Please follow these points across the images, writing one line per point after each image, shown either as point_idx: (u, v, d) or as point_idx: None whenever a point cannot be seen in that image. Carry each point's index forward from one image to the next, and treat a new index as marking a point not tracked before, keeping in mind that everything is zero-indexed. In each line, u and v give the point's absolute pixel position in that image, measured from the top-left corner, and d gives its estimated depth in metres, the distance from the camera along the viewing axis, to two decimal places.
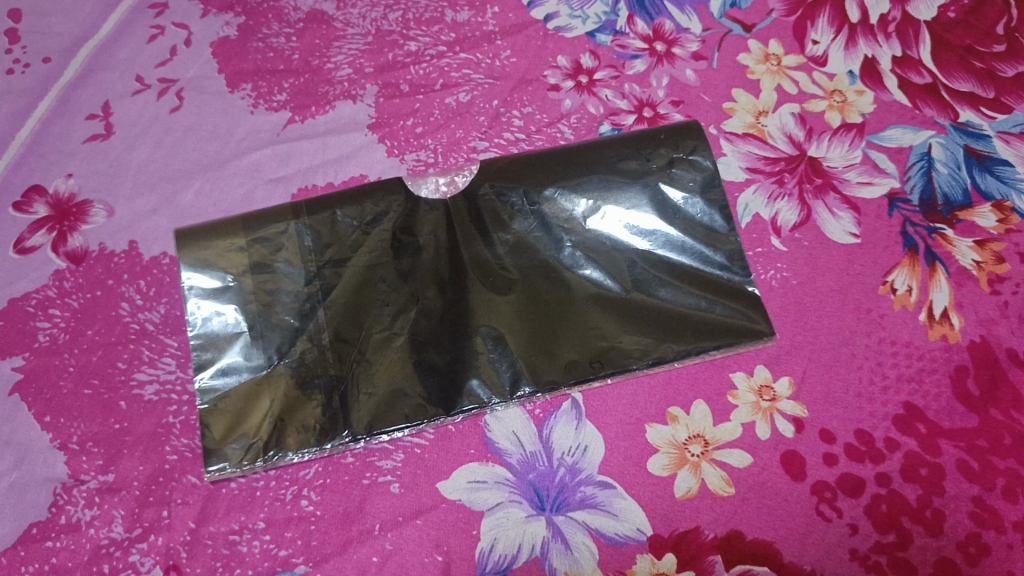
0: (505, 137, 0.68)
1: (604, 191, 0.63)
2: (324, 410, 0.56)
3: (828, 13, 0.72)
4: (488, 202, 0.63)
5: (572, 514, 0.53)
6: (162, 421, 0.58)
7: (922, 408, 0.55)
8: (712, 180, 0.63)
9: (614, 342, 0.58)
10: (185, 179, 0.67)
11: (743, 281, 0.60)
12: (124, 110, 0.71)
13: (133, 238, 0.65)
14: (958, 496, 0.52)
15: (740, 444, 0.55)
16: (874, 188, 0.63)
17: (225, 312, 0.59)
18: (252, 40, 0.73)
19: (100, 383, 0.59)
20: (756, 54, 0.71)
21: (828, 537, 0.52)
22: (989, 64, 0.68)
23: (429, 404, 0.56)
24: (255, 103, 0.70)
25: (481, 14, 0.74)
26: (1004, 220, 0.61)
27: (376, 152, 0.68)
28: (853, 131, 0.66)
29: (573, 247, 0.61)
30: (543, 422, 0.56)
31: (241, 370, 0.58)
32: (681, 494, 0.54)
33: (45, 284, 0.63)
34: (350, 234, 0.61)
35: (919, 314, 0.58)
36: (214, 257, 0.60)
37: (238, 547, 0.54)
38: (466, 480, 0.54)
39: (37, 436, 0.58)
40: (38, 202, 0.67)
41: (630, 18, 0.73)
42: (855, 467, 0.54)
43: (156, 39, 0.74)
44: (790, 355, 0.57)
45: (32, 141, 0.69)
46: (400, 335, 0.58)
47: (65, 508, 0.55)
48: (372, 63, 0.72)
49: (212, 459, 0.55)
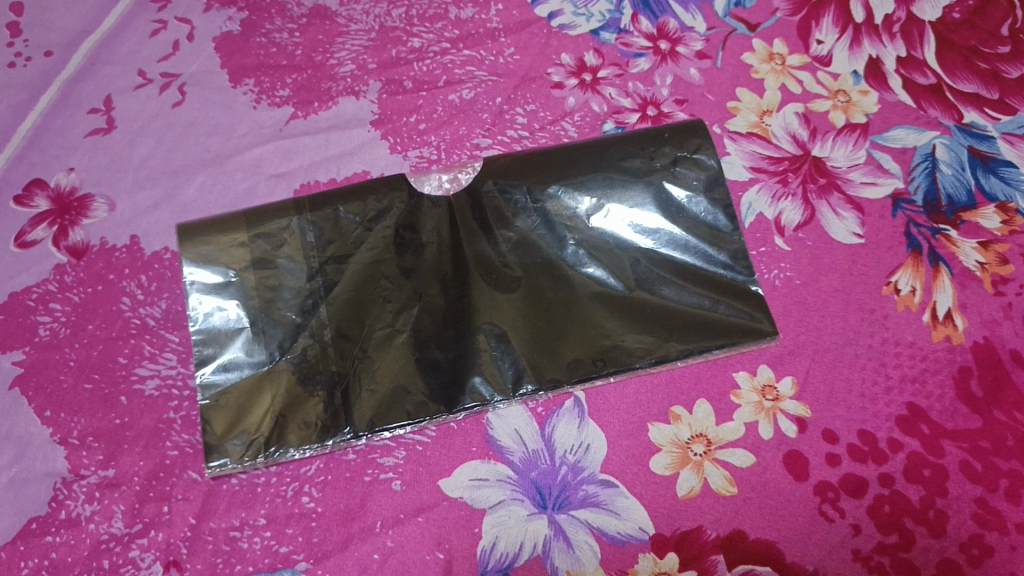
0: (509, 134, 0.68)
1: (607, 189, 0.63)
2: (326, 406, 0.56)
3: (833, 13, 0.72)
4: (491, 200, 0.63)
5: (574, 512, 0.53)
6: (163, 417, 0.57)
7: (925, 409, 0.55)
8: (716, 179, 0.63)
9: (617, 341, 0.58)
10: (187, 174, 0.67)
11: (747, 280, 0.60)
12: (125, 104, 0.70)
13: (134, 233, 0.64)
14: (961, 497, 0.52)
15: (742, 443, 0.55)
16: (878, 188, 0.63)
17: (227, 308, 0.59)
18: (255, 35, 0.73)
19: (101, 377, 0.59)
20: (761, 53, 0.71)
21: (830, 537, 0.52)
22: (993, 65, 0.68)
23: (431, 401, 0.56)
24: (258, 98, 0.70)
25: (485, 10, 0.74)
26: (1008, 221, 0.61)
27: (379, 149, 0.67)
28: (857, 131, 0.66)
29: (576, 245, 0.61)
30: (546, 420, 0.56)
31: (242, 366, 0.57)
32: (683, 493, 0.54)
33: (46, 278, 0.63)
34: (353, 231, 0.61)
35: (922, 315, 0.58)
36: (216, 252, 0.60)
37: (239, 544, 0.54)
38: (468, 478, 0.54)
39: (37, 431, 0.57)
40: (39, 196, 0.67)
41: (635, 17, 0.73)
42: (858, 467, 0.54)
43: (158, 33, 0.73)
44: (793, 355, 0.57)
45: (33, 135, 0.69)
46: (402, 332, 0.58)
47: (65, 503, 0.55)
48: (375, 59, 0.72)
49: (213, 455, 0.55)
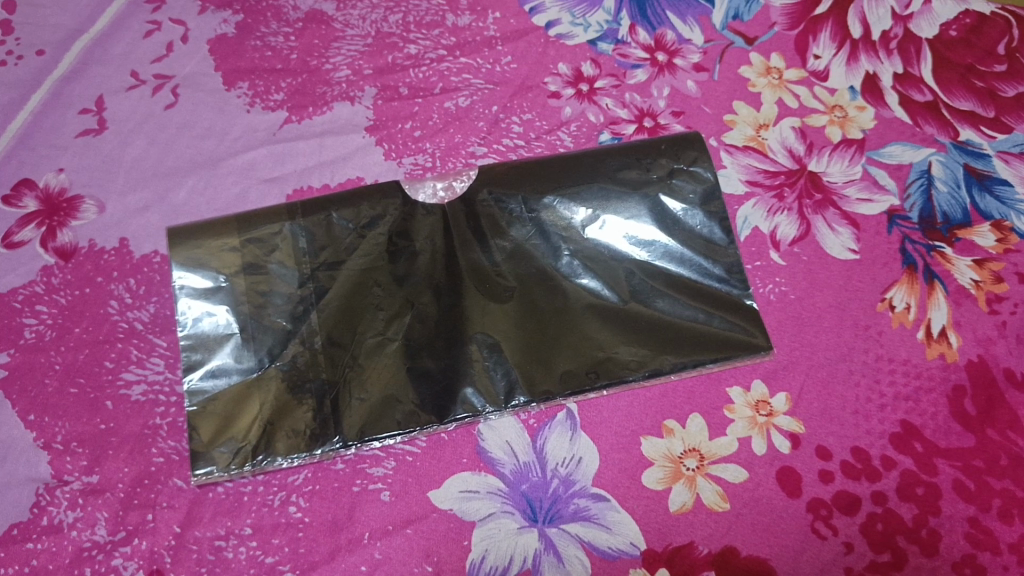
0: (504, 143, 0.67)
1: (604, 200, 0.63)
2: (315, 415, 0.55)
3: (830, 28, 0.72)
4: (486, 208, 0.62)
5: (565, 526, 0.53)
6: (149, 422, 0.57)
7: (919, 426, 0.55)
8: (713, 192, 0.63)
9: (610, 353, 0.57)
10: (178, 176, 0.66)
11: (742, 294, 0.60)
12: (118, 105, 0.70)
13: (124, 235, 0.63)
14: (954, 516, 0.52)
15: (735, 459, 0.54)
16: (874, 205, 0.63)
17: (216, 313, 0.58)
18: (250, 38, 0.72)
19: (86, 381, 0.58)
20: (758, 66, 0.71)
21: (823, 554, 0.52)
22: (989, 83, 0.69)
23: (422, 411, 0.55)
24: (252, 102, 0.70)
25: (482, 18, 0.74)
26: (1002, 239, 0.61)
27: (373, 154, 0.67)
28: (853, 147, 0.66)
29: (571, 256, 0.61)
30: (538, 432, 0.56)
31: (230, 372, 0.57)
32: (676, 508, 0.53)
33: (33, 279, 0.62)
34: (346, 237, 0.61)
35: (917, 332, 0.58)
36: (207, 257, 0.59)
37: (223, 553, 0.53)
38: (458, 490, 0.54)
39: (19, 435, 0.56)
40: (27, 196, 0.66)
41: (632, 28, 0.73)
42: (851, 484, 0.53)
43: (152, 35, 0.73)
44: (786, 370, 0.57)
45: (23, 134, 0.68)
46: (395, 340, 0.58)
47: (47, 509, 0.54)
48: (371, 65, 0.71)
49: (200, 462, 0.54)
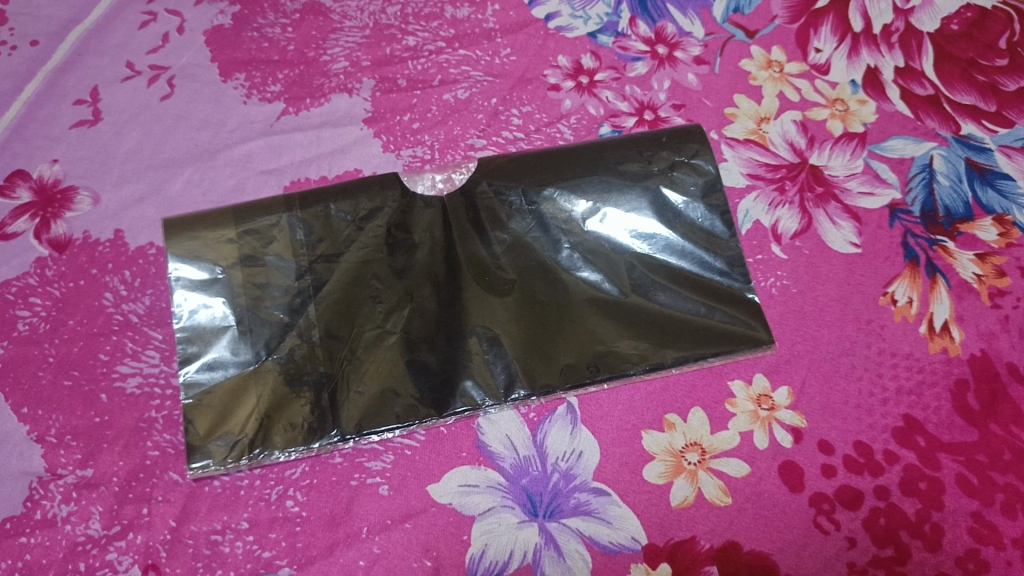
0: (504, 135, 0.67)
1: (604, 192, 0.62)
2: (313, 408, 0.55)
3: (831, 21, 0.72)
4: (486, 201, 0.62)
5: (566, 521, 0.52)
6: (144, 415, 0.56)
7: (922, 421, 0.54)
8: (714, 185, 0.63)
9: (611, 347, 0.57)
10: (174, 168, 0.66)
11: (743, 287, 0.59)
12: (113, 96, 0.69)
13: (119, 227, 0.63)
14: (958, 511, 0.52)
15: (737, 453, 0.54)
16: (876, 199, 0.63)
17: (213, 305, 0.57)
18: (247, 29, 0.71)
19: (80, 374, 0.57)
20: (759, 60, 0.70)
21: (826, 549, 0.51)
22: (991, 77, 0.68)
23: (421, 404, 0.55)
24: (248, 93, 0.69)
25: (481, 10, 0.73)
26: (1005, 233, 0.61)
27: (371, 146, 0.66)
28: (854, 141, 0.66)
29: (571, 249, 0.60)
30: (538, 426, 0.55)
31: (227, 365, 0.56)
32: (678, 502, 0.53)
33: (26, 271, 0.61)
34: (344, 229, 0.60)
35: (919, 326, 0.58)
36: (203, 248, 0.58)
37: (219, 548, 0.52)
38: (457, 484, 0.53)
39: (13, 428, 0.56)
40: (21, 187, 0.65)
41: (632, 20, 0.73)
42: (853, 479, 0.53)
43: (147, 25, 0.72)
44: (788, 365, 0.57)
45: (17, 125, 0.67)
46: (393, 333, 0.57)
47: (40, 503, 0.53)
48: (370, 56, 0.71)
49: (196, 455, 0.53)
